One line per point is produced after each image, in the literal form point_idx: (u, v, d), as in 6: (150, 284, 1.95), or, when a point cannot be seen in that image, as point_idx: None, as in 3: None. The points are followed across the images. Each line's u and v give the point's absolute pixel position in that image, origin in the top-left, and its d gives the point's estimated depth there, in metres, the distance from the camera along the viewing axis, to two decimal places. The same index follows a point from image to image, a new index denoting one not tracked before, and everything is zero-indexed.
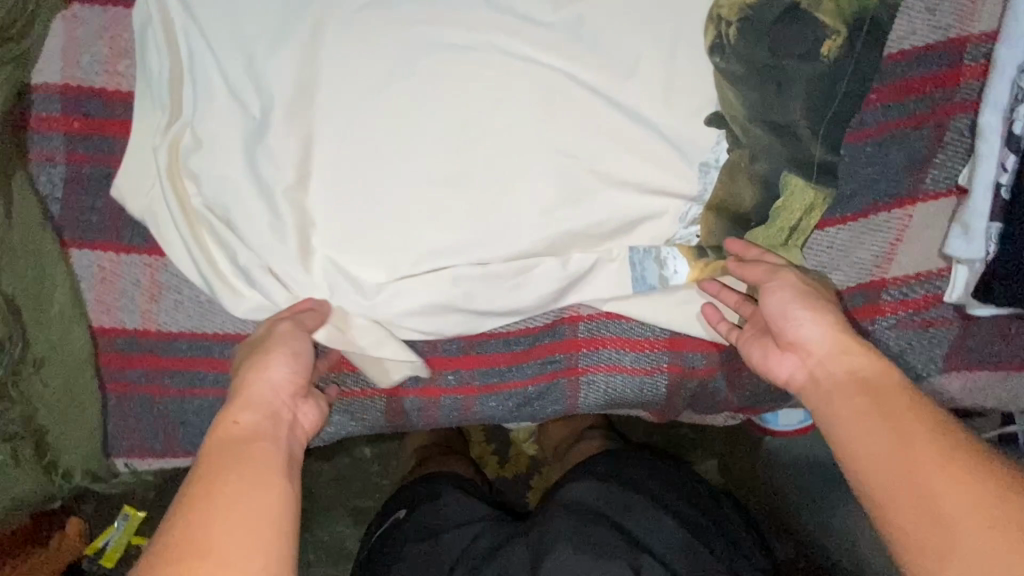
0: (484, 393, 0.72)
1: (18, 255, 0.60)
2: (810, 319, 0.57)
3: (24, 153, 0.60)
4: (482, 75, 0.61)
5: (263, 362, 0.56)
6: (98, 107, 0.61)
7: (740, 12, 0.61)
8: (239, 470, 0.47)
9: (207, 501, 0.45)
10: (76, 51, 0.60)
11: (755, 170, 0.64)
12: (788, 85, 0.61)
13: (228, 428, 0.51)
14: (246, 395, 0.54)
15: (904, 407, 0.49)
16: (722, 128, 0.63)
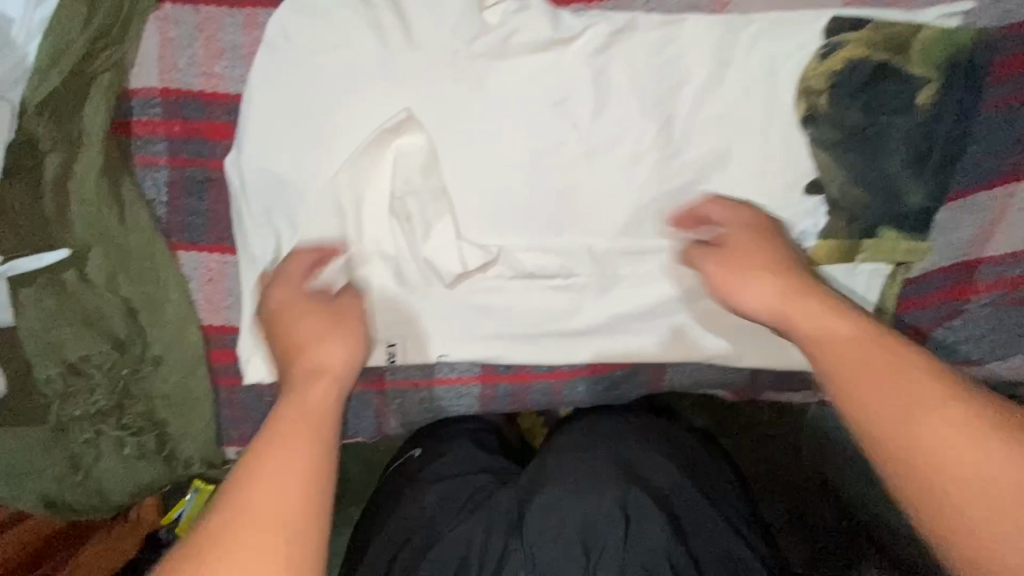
0: (574, 378, 0.73)
1: (131, 260, 0.61)
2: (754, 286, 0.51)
3: (129, 160, 0.61)
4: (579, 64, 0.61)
5: (316, 342, 0.49)
6: (198, 109, 0.61)
7: (829, 79, 0.60)
8: (303, 416, 0.42)
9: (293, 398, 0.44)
10: (173, 54, 0.59)
11: (848, 166, 0.63)
12: (887, 140, 0.62)
13: (313, 361, 0.48)
14: (308, 347, 0.49)
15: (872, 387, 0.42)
16: (821, 194, 0.64)
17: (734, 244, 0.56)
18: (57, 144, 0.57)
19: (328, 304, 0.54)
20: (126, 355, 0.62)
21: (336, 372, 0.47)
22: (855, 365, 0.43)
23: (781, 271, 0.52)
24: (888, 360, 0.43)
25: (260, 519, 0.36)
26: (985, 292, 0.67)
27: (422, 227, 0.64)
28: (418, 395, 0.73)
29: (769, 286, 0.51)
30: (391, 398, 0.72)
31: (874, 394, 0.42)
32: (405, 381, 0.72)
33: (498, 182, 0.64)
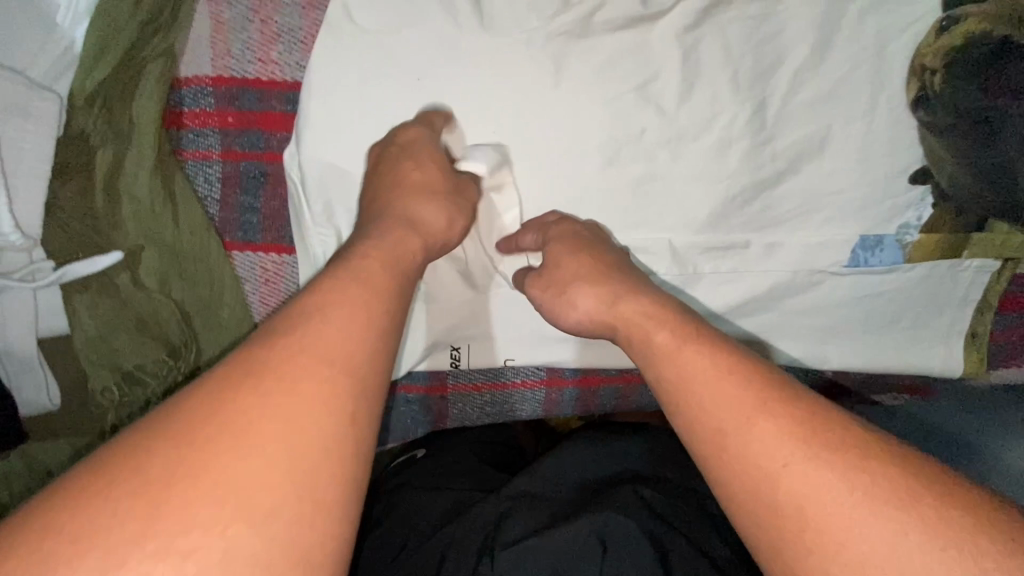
0: (644, 381, 0.69)
1: (186, 261, 0.58)
2: (578, 292, 0.49)
3: (180, 153, 0.57)
4: (665, 44, 0.56)
5: (419, 199, 0.48)
6: (253, 99, 0.56)
7: (946, 57, 0.54)
8: (353, 312, 0.34)
9: (332, 295, 0.35)
10: (228, 39, 0.55)
11: (961, 156, 0.56)
12: (1010, 128, 0.55)
13: (398, 243, 0.43)
14: (403, 223, 0.45)
15: (715, 390, 0.36)
16: (927, 184, 0.59)
17: (565, 274, 0.51)
18: (106, 138, 0.53)
19: (449, 173, 0.52)
20: (182, 363, 0.58)
21: (381, 290, 0.37)
22: (717, 406, 0.36)
23: (632, 291, 0.46)
24: (757, 396, 0.35)
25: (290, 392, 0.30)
26: None
27: (495, 222, 0.59)
28: (480, 400, 0.69)
29: (596, 288, 0.48)
30: (452, 403, 0.69)
31: (710, 406, 0.36)
32: (467, 385, 0.68)
33: (573, 174, 0.59)
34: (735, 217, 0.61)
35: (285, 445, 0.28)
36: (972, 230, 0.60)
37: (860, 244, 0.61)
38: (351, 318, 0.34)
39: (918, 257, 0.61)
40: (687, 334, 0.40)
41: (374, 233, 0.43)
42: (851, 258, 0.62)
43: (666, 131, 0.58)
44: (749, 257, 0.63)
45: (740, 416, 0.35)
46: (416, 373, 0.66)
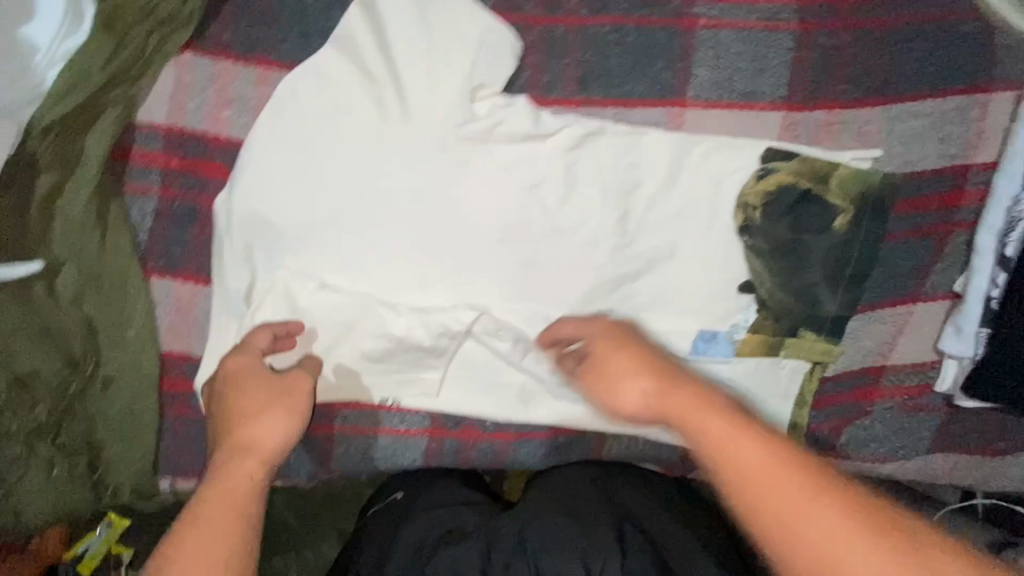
0: (518, 438, 0.77)
1: (105, 279, 0.63)
2: (626, 387, 0.60)
3: (120, 184, 0.64)
4: (551, 156, 0.69)
5: (264, 416, 0.57)
6: (198, 149, 0.65)
7: (763, 199, 0.70)
8: (225, 505, 0.53)
9: (202, 518, 0.53)
10: (185, 98, 0.64)
11: (775, 273, 0.72)
12: (808, 256, 0.71)
13: (242, 436, 0.56)
14: (251, 455, 0.56)
15: (751, 462, 0.51)
16: (753, 294, 0.73)
17: (615, 367, 0.62)
18: (53, 164, 0.60)
19: (271, 379, 0.60)
20: (77, 373, 0.63)
21: (259, 454, 0.56)
22: (752, 471, 0.51)
23: (693, 390, 0.58)
24: (793, 483, 0.49)
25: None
26: (889, 394, 0.76)
27: (396, 278, 0.68)
28: (365, 442, 0.74)
29: (647, 380, 0.60)
30: (338, 443, 0.74)
31: (762, 471, 0.51)
32: (353, 428, 0.74)
33: (467, 248, 0.69)
34: (603, 301, 0.73)
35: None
36: (785, 335, 0.73)
37: (700, 337, 0.74)
38: (224, 498, 0.54)
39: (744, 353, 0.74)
40: (738, 423, 0.54)
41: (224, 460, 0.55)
42: (694, 348, 0.74)
43: (550, 224, 0.71)
44: (612, 337, 0.74)
45: (780, 489, 0.49)
46: (308, 412, 0.72)
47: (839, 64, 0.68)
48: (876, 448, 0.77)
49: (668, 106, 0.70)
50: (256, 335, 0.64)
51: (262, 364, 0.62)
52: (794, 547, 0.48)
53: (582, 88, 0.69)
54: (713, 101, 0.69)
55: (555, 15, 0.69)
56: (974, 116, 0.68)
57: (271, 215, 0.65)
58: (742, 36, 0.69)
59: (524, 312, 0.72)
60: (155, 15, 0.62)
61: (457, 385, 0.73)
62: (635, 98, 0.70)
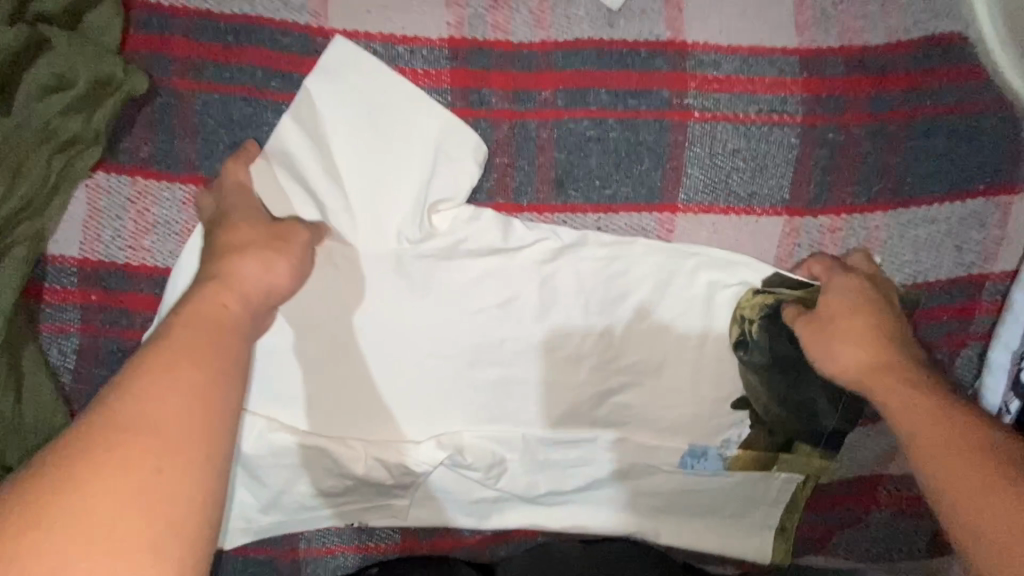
0: (497, 541, 0.74)
1: (26, 432, 0.56)
2: (842, 346, 0.57)
3: (36, 324, 0.57)
4: (522, 269, 0.62)
5: (256, 256, 0.51)
6: (120, 280, 0.57)
7: (762, 311, 0.63)
8: (204, 332, 0.43)
9: (181, 379, 0.40)
10: (100, 224, 0.56)
11: (772, 389, 0.66)
12: (808, 372, 0.65)
13: (211, 307, 0.46)
14: (234, 288, 0.48)
15: (911, 401, 0.52)
16: (747, 410, 0.67)
17: (841, 324, 0.58)
18: None
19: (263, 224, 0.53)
20: None
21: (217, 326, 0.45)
22: (904, 424, 0.51)
23: (903, 370, 0.54)
24: (962, 435, 0.47)
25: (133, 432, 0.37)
26: (886, 502, 0.72)
27: (361, 406, 0.63)
28: (334, 561, 0.70)
29: (865, 351, 0.56)
30: (304, 565, 0.70)
31: (928, 441, 0.48)
32: (321, 548, 0.69)
33: (436, 371, 0.63)
34: (583, 416, 0.68)
35: (125, 497, 0.35)
36: (781, 450, 0.68)
37: (690, 452, 0.69)
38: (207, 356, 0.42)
39: (735, 466, 0.69)
40: (941, 411, 0.50)
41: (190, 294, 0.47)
42: (681, 462, 0.69)
43: (527, 338, 0.64)
44: (594, 451, 0.69)
45: (946, 444, 0.47)
46: (269, 539, 0.68)
47: (845, 164, 0.61)
48: (870, 548, 0.74)
49: (656, 211, 0.62)
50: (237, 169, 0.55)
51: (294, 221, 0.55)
52: (979, 476, 0.44)
53: (558, 192, 0.62)
54: (706, 205, 0.62)
55: (526, 107, 0.61)
56: (994, 221, 0.62)
57: None
58: (741, 131, 0.61)
59: (498, 432, 0.66)
60: (55, 137, 0.53)
61: (428, 506, 0.68)
62: (618, 203, 0.62)
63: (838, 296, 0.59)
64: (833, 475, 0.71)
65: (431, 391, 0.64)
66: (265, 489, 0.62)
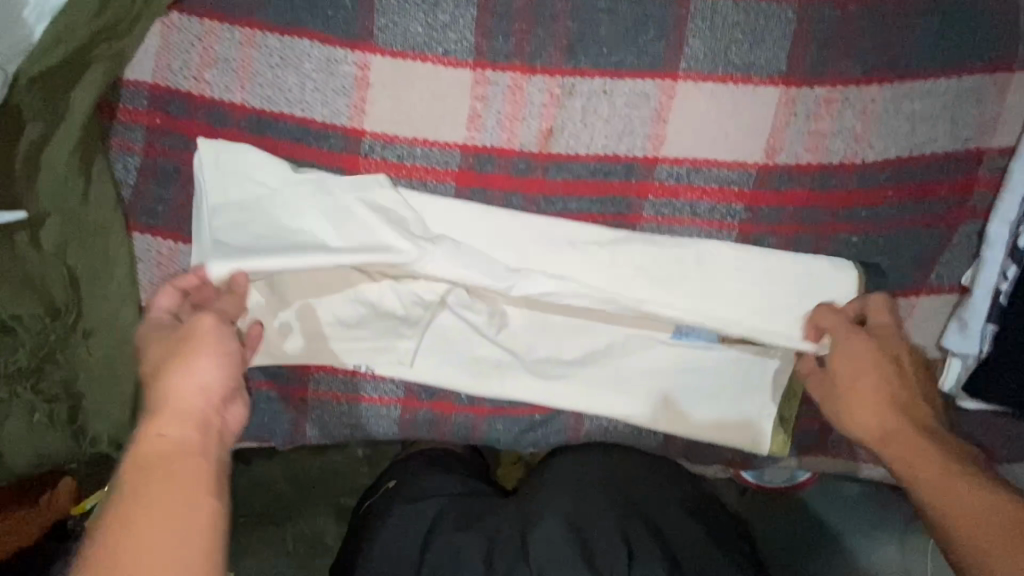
0: (493, 415, 0.75)
1: (87, 232, 0.65)
2: (860, 406, 0.61)
3: (107, 140, 0.65)
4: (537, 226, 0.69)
5: (184, 370, 0.52)
6: (182, 108, 0.65)
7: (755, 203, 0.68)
8: (155, 474, 0.45)
9: (147, 497, 0.44)
10: (169, 56, 0.64)
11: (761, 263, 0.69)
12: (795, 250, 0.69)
13: (150, 445, 0.47)
14: (167, 413, 0.49)
15: (921, 450, 0.56)
16: (742, 278, 0.69)
17: (851, 379, 0.62)
18: (38, 114, 0.62)
19: (225, 334, 0.56)
20: (59, 322, 0.65)
21: (173, 458, 0.47)
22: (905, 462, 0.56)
23: (915, 425, 0.58)
24: (970, 486, 0.51)
25: (123, 568, 0.40)
26: None
27: (376, 247, 0.68)
28: (339, 409, 0.74)
29: (880, 411, 0.60)
30: (313, 407, 0.73)
31: (938, 489, 0.52)
32: (329, 393, 0.73)
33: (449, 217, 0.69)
34: (586, 282, 0.70)
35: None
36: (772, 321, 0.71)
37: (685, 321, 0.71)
38: (178, 482, 0.45)
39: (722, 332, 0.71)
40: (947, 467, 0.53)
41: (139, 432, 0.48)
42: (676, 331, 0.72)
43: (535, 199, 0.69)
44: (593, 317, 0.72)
45: (954, 491, 0.51)
46: (282, 373, 0.72)
47: (845, 38, 0.64)
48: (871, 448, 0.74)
49: (659, 78, 0.66)
50: (159, 297, 0.60)
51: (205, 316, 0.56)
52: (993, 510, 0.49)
53: (570, 57, 0.66)
54: (706, 74, 0.66)
55: None
56: (989, 98, 0.65)
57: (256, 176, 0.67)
58: (740, 5, 0.64)
59: (501, 285, 0.70)
60: None
61: (430, 361, 0.72)
62: (624, 70, 0.66)
63: (848, 359, 0.63)
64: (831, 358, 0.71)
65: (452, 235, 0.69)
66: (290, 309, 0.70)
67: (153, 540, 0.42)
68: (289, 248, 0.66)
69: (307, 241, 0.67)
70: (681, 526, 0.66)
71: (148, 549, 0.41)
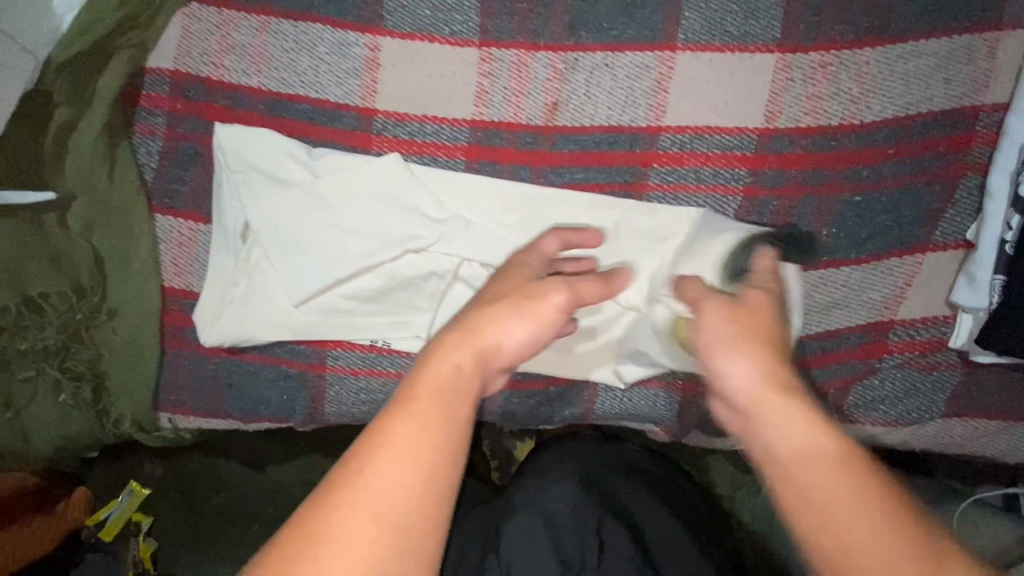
0: (508, 389, 0.75)
1: (112, 213, 0.67)
2: (741, 360, 0.49)
3: (130, 124, 0.67)
4: (541, 207, 0.71)
5: (502, 318, 0.52)
6: (201, 92, 0.68)
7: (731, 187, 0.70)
8: (443, 392, 0.47)
9: (431, 416, 0.45)
10: (190, 43, 0.67)
11: (759, 227, 0.71)
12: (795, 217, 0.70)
13: (448, 365, 0.48)
14: (468, 345, 0.50)
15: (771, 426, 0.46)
16: (747, 240, 0.71)
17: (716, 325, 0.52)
18: (67, 100, 0.65)
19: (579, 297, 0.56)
20: (84, 302, 0.67)
21: (456, 385, 0.47)
22: (849, 517, 0.41)
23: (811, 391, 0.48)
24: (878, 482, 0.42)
25: (397, 471, 0.43)
26: (899, 347, 0.72)
27: (390, 225, 0.70)
28: (356, 383, 0.73)
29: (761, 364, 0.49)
30: (330, 383, 0.73)
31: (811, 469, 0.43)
32: (345, 368, 0.73)
33: (458, 191, 0.71)
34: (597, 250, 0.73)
35: (402, 488, 0.43)
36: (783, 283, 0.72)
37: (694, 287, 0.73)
38: (451, 411, 0.46)
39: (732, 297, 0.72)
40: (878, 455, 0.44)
41: (440, 346, 0.50)
42: None
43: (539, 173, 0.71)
44: None
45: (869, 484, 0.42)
46: (298, 349, 0.72)
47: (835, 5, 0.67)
48: (888, 412, 0.73)
49: (657, 50, 0.69)
50: (547, 239, 0.64)
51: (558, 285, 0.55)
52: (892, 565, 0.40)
53: (571, 33, 0.69)
54: (704, 44, 0.68)
55: None
56: (982, 55, 0.67)
57: (266, 156, 0.68)
58: None
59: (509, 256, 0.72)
60: None
61: None
62: (622, 43, 0.69)
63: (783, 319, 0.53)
64: (847, 318, 0.72)
65: (466, 209, 0.71)
66: (305, 289, 0.69)
67: (414, 452, 0.44)
68: (311, 224, 0.69)
69: (321, 217, 0.69)
70: (652, 513, 0.73)
71: (408, 458, 0.43)
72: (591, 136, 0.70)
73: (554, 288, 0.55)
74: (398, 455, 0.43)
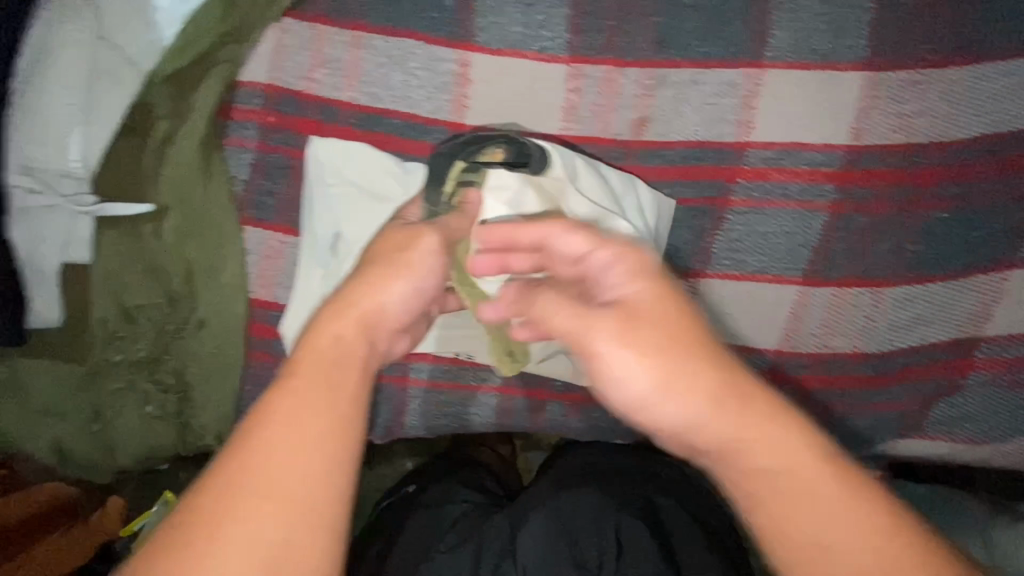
0: (587, 403, 0.77)
1: (203, 225, 0.67)
2: (614, 351, 0.46)
3: (222, 137, 0.68)
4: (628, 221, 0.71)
5: (383, 278, 0.51)
6: (292, 105, 0.69)
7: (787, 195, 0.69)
8: (323, 368, 0.44)
9: (297, 395, 0.43)
10: (283, 58, 0.68)
11: (843, 244, 0.71)
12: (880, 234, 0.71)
13: (327, 339, 0.46)
14: (359, 320, 0.49)
15: (735, 422, 0.43)
16: (830, 257, 0.72)
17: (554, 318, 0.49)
18: (168, 114, 0.66)
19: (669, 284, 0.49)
20: (175, 314, 0.68)
21: (326, 356, 0.45)
22: (818, 508, 0.41)
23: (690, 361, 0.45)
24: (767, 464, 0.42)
25: (287, 450, 0.41)
26: (983, 364, 0.73)
27: None
28: (436, 396, 0.75)
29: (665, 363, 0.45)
30: (413, 398, 0.75)
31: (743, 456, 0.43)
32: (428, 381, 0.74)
33: None
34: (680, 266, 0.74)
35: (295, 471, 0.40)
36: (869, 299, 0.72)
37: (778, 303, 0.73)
38: (339, 386, 0.44)
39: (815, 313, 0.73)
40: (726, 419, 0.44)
41: (320, 324, 0.47)
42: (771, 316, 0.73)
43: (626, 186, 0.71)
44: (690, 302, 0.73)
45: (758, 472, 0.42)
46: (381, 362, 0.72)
47: (921, 25, 0.67)
48: (970, 429, 0.75)
49: (744, 67, 0.69)
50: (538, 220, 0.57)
51: (683, 305, 0.47)
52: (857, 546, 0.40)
53: (659, 50, 0.69)
54: (791, 62, 0.69)
55: None
56: None
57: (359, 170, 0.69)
58: None
59: None
60: None
61: None
62: (709, 60, 0.69)
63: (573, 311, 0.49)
64: (933, 334, 0.72)
65: None
66: None
67: (281, 438, 0.41)
68: None
69: None
70: (687, 532, 0.68)
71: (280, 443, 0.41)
72: (676, 153, 0.71)
73: (625, 286, 0.48)
74: (270, 445, 0.41)
